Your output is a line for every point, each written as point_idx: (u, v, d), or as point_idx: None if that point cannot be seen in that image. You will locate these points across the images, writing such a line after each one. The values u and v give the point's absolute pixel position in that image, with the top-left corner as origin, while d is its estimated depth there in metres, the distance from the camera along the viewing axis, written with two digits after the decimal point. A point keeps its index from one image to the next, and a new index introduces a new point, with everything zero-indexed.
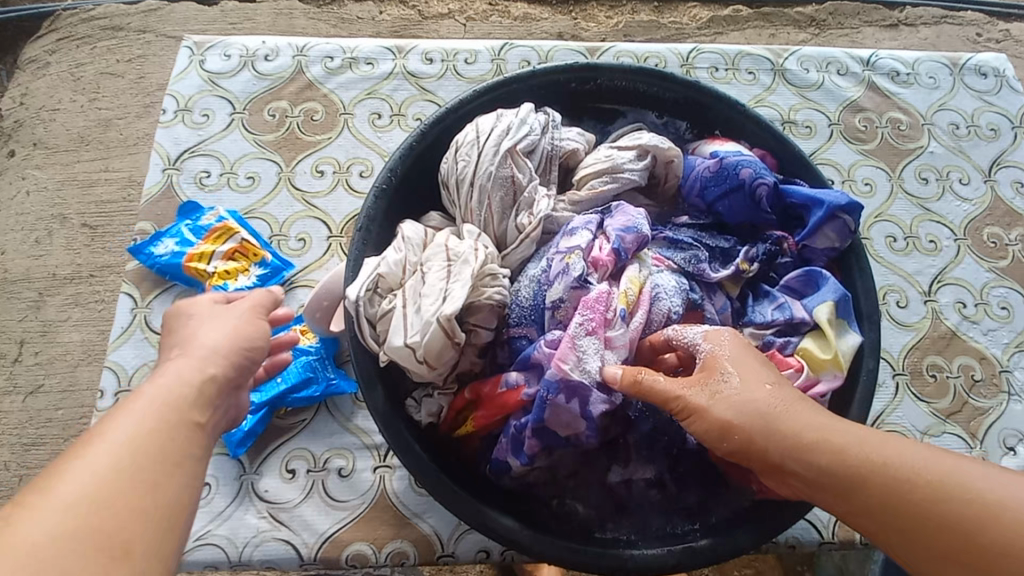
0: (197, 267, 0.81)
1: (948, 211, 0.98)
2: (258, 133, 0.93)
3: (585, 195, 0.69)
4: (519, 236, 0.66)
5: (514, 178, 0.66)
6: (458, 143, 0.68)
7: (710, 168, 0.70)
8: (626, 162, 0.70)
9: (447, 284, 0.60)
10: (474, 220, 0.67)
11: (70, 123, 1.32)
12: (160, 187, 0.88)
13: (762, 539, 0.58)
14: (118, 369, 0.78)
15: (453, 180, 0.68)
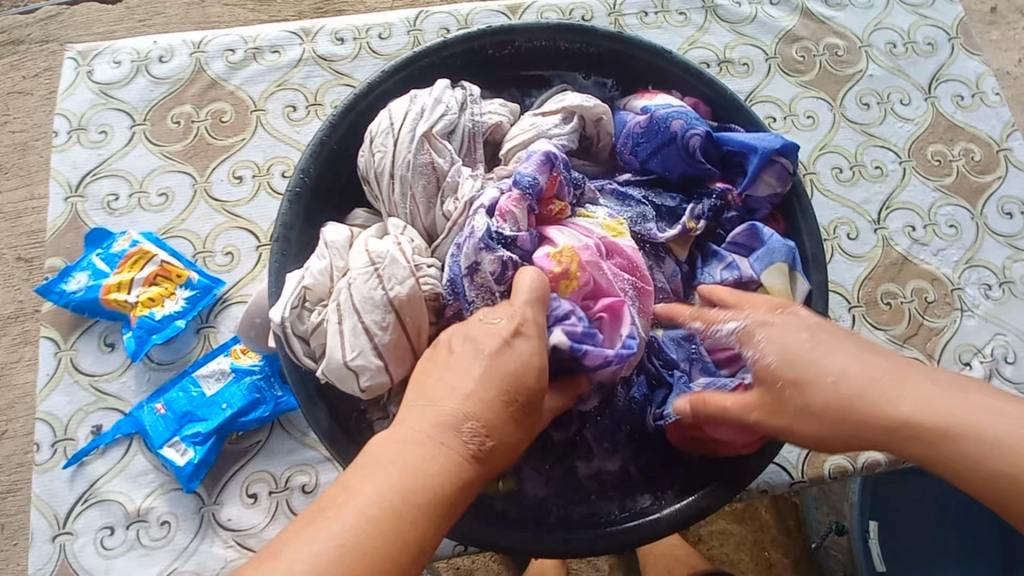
0: (117, 298, 0.76)
1: (890, 135, 0.97)
2: (164, 144, 0.86)
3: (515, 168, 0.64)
4: (447, 225, 0.61)
5: (434, 164, 0.62)
6: (372, 134, 0.63)
7: (641, 124, 0.67)
8: (554, 126, 0.66)
9: (378, 288, 0.56)
10: (400, 212, 0.63)
11: None
12: (65, 218, 0.82)
13: (724, 498, 0.58)
14: (52, 419, 0.73)
15: (371, 174, 0.63)
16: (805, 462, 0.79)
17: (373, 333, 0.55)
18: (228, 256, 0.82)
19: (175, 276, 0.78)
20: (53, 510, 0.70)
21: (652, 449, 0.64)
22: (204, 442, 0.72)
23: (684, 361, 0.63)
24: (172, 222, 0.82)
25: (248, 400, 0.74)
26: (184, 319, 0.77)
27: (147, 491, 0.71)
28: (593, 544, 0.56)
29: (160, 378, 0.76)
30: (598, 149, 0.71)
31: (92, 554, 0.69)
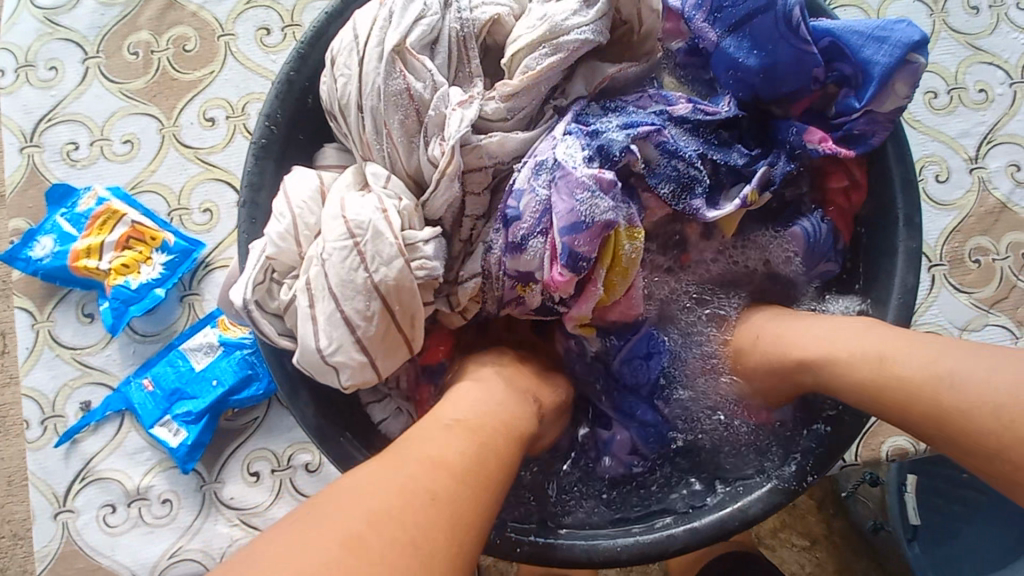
0: (87, 266, 0.68)
1: (1002, 47, 0.77)
2: (123, 81, 0.74)
3: (521, 83, 0.50)
4: (434, 172, 0.50)
5: (411, 91, 0.49)
6: (332, 55, 0.51)
7: None
8: (567, 16, 0.50)
9: (360, 274, 0.46)
10: (375, 155, 0.51)
11: None
12: (23, 172, 0.72)
13: (773, 504, 0.50)
14: (37, 395, 0.69)
15: (337, 106, 0.51)
16: (860, 443, 0.70)
17: (355, 324, 0.47)
18: (207, 214, 0.72)
19: (150, 238, 0.70)
20: (52, 488, 0.67)
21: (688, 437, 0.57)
22: (198, 421, 0.66)
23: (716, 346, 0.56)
24: (141, 174, 0.72)
25: (239, 377, 0.67)
26: (163, 287, 0.69)
27: (146, 469, 0.68)
28: (623, 554, 0.49)
29: (146, 350, 0.69)
30: (639, 37, 0.54)
31: (96, 532, 0.67)
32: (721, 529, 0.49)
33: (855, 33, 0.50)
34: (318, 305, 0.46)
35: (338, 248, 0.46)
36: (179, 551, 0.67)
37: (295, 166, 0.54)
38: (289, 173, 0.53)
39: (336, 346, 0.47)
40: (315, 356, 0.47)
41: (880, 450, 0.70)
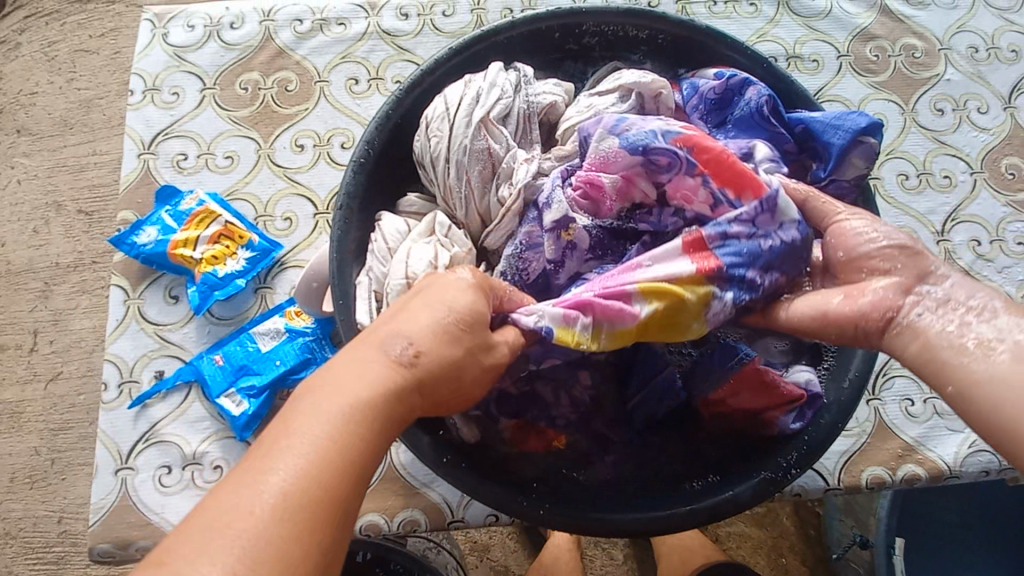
0: (183, 254, 0.79)
1: (964, 143, 0.92)
2: (232, 108, 0.89)
3: (570, 149, 0.66)
4: (501, 210, 0.63)
5: (490, 149, 0.63)
6: (428, 119, 0.65)
7: (715, 89, 0.68)
8: (610, 106, 0.67)
9: None
10: (455, 201, 0.64)
11: (51, 107, 1.27)
12: (137, 173, 0.86)
13: (762, 492, 0.58)
14: (118, 361, 0.78)
15: (428, 158, 0.65)
16: (841, 469, 0.78)
17: None
18: (287, 221, 0.84)
19: (238, 236, 0.82)
20: (117, 445, 0.75)
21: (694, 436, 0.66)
22: (258, 395, 0.75)
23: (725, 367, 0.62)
24: (237, 184, 0.85)
25: (299, 359, 0.76)
26: (244, 278, 0.80)
27: (203, 436, 0.76)
28: (632, 524, 0.57)
29: (218, 332, 0.79)
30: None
31: (150, 490, 0.74)
32: (718, 511, 0.58)
33: (819, 122, 0.65)
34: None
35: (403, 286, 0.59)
36: None
37: (382, 212, 0.67)
38: (379, 217, 0.67)
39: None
40: None
41: (859, 478, 0.78)
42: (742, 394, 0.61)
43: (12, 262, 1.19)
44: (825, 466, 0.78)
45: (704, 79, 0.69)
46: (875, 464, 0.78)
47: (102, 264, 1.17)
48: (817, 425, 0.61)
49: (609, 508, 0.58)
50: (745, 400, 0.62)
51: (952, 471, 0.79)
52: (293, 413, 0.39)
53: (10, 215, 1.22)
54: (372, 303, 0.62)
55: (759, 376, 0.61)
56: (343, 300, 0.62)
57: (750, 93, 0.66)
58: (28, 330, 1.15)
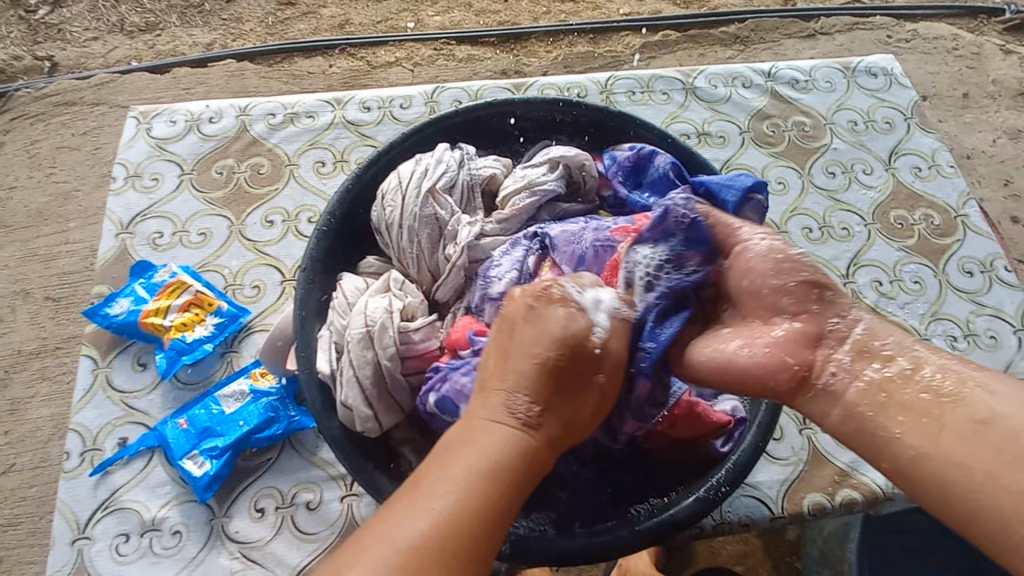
0: (154, 322, 0.84)
1: (856, 199, 1.07)
2: (208, 191, 0.98)
3: (509, 213, 0.75)
4: (448, 266, 0.71)
5: (437, 215, 0.72)
6: (383, 192, 0.74)
7: (629, 159, 0.80)
8: (542, 176, 0.77)
9: (374, 352, 0.65)
10: (407, 260, 0.73)
11: (28, 200, 1.35)
12: (114, 251, 0.92)
13: (699, 511, 0.62)
14: (82, 430, 0.79)
15: (384, 225, 0.74)
16: (783, 496, 0.83)
17: (364, 384, 0.64)
18: (256, 289, 0.91)
19: (208, 304, 0.87)
20: (76, 515, 0.75)
21: (637, 464, 0.70)
22: (221, 455, 0.77)
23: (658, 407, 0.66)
24: (209, 257, 0.92)
25: (263, 417, 0.80)
26: (212, 343, 0.85)
27: (163, 501, 0.76)
28: (579, 552, 0.60)
29: (184, 396, 0.82)
30: (586, 190, 0.82)
31: (104, 562, 0.72)
32: (656, 531, 0.62)
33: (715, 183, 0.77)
34: (345, 370, 0.65)
35: (358, 337, 0.65)
36: None
37: (343, 273, 0.74)
38: (339, 277, 0.74)
39: (355, 402, 0.64)
40: (343, 409, 0.64)
41: (802, 504, 0.82)
42: (678, 425, 0.67)
43: None
44: (768, 495, 0.83)
45: (619, 154, 0.81)
46: (814, 490, 0.83)
47: (66, 349, 1.18)
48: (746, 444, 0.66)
49: (556, 538, 0.62)
50: (685, 430, 0.67)
51: (885, 493, 0.84)
52: (420, 485, 0.42)
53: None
54: (331, 353, 0.67)
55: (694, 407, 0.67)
56: (304, 352, 0.67)
57: (658, 165, 0.78)
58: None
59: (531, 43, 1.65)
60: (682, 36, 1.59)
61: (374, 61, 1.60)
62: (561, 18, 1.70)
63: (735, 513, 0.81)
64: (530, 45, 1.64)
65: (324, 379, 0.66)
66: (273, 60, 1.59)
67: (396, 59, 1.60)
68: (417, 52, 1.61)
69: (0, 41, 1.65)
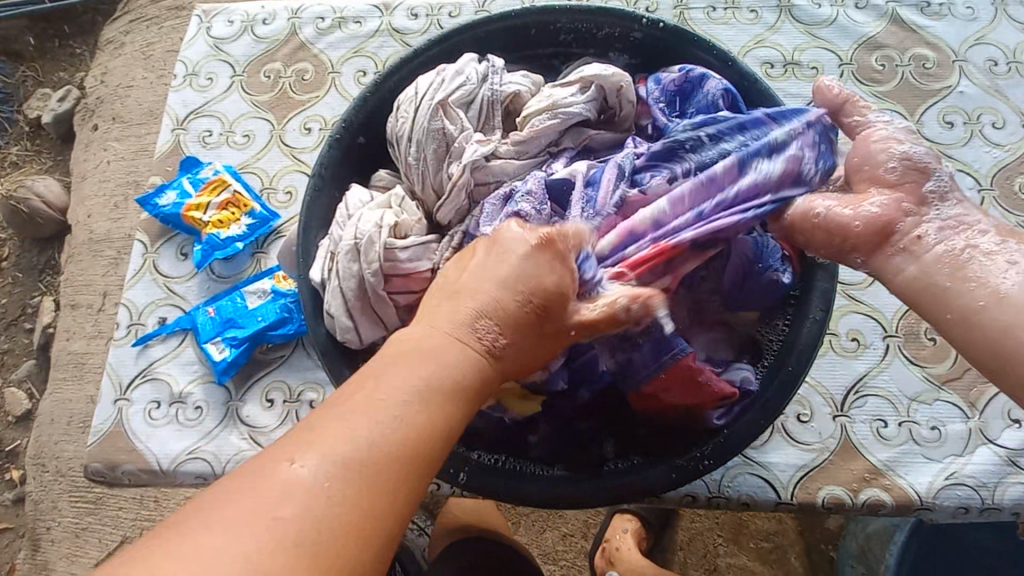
0: (194, 216, 0.90)
1: (974, 158, 0.87)
2: (255, 94, 1.00)
3: (527, 135, 0.69)
4: (449, 184, 0.68)
5: (445, 130, 0.69)
6: (399, 102, 0.71)
7: (675, 81, 0.70)
8: (569, 97, 0.69)
9: (359, 267, 0.65)
10: (413, 176, 0.70)
11: (142, 98, 1.43)
12: (170, 145, 0.98)
13: (674, 482, 0.58)
14: (131, 306, 0.89)
15: (395, 137, 0.71)
16: (796, 483, 0.75)
17: (347, 296, 0.65)
18: (288, 194, 0.93)
19: (242, 205, 0.91)
20: (120, 377, 0.85)
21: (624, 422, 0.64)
22: (239, 345, 0.84)
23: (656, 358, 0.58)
24: (249, 159, 0.96)
25: (278, 317, 0.84)
26: (243, 242, 0.89)
27: (191, 378, 0.85)
28: (539, 495, 0.58)
29: (215, 287, 0.89)
30: (621, 118, 0.73)
31: (140, 421, 0.83)
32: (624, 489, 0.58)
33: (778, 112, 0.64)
34: (334, 280, 0.66)
35: (347, 250, 0.65)
36: (196, 449, 0.81)
37: (353, 184, 0.74)
38: (349, 188, 0.73)
39: (340, 313, 0.65)
40: (327, 316, 0.65)
41: (815, 495, 0.75)
42: (673, 390, 0.59)
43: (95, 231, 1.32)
44: (778, 479, 0.76)
45: (663, 79, 0.71)
46: (834, 483, 0.74)
47: None
48: (743, 420, 0.59)
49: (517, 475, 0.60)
50: (671, 396, 0.59)
51: (923, 502, 0.74)
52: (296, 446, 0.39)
53: (99, 189, 1.35)
54: (325, 262, 0.67)
55: (689, 373, 0.57)
56: (302, 260, 0.69)
57: (706, 94, 0.68)
58: (100, 291, 1.25)
59: None
60: None
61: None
62: None
63: (736, 490, 0.75)
64: None
65: (316, 287, 0.68)
66: None
67: None
68: None
69: None
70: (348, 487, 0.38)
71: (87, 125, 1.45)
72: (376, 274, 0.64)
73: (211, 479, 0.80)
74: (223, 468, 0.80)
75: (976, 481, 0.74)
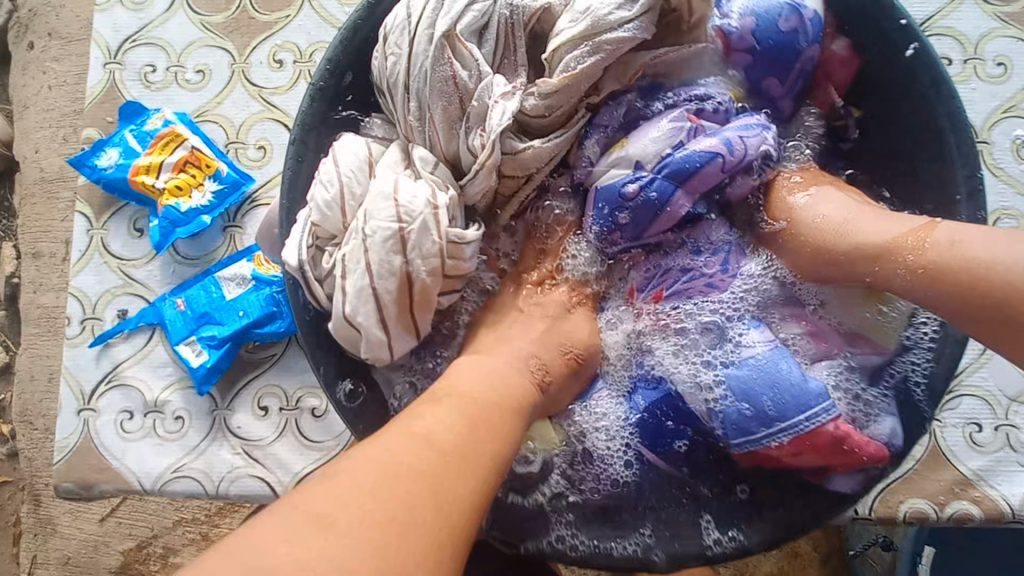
0: (144, 182, 0.71)
1: None
2: (206, 14, 0.77)
3: (562, 80, 0.51)
4: (473, 162, 0.51)
5: (456, 77, 0.50)
6: (385, 30, 0.51)
7: (790, 18, 0.54)
8: (613, 10, 0.50)
9: (403, 258, 0.49)
10: (418, 141, 0.52)
11: (79, 8, 1.13)
12: (103, 86, 0.77)
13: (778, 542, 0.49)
14: (81, 297, 0.73)
15: (386, 83, 0.52)
16: (876, 498, 0.66)
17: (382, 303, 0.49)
18: (261, 150, 0.74)
19: (205, 166, 0.72)
20: (80, 384, 0.72)
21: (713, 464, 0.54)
22: (220, 346, 0.69)
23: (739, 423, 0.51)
24: (208, 104, 0.75)
25: (264, 312, 0.69)
26: (210, 215, 0.72)
27: (166, 384, 0.71)
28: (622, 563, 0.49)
29: (184, 272, 0.72)
30: (690, 26, 0.54)
31: (112, 434, 0.70)
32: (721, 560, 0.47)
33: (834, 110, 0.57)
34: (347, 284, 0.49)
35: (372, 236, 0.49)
36: (181, 467, 0.69)
37: (341, 135, 0.55)
38: (335, 139, 0.55)
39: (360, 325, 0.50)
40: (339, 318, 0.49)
41: (896, 510, 0.66)
42: (806, 454, 0.49)
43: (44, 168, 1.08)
44: None
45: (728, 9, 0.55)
46: (919, 496, 0.65)
47: None
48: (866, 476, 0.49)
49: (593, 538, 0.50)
50: (802, 459, 0.50)
51: (1015, 516, 0.65)
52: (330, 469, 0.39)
53: (43, 119, 1.10)
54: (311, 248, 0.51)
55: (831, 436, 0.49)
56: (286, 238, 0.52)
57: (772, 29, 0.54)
58: (62, 239, 1.05)
59: None
60: None
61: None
62: None
63: None
64: None
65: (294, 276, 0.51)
66: None
67: None
68: None
69: None
70: (392, 497, 0.37)
71: (19, 45, 1.15)
72: (433, 273, 0.50)
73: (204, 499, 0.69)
74: (216, 488, 0.69)
75: None
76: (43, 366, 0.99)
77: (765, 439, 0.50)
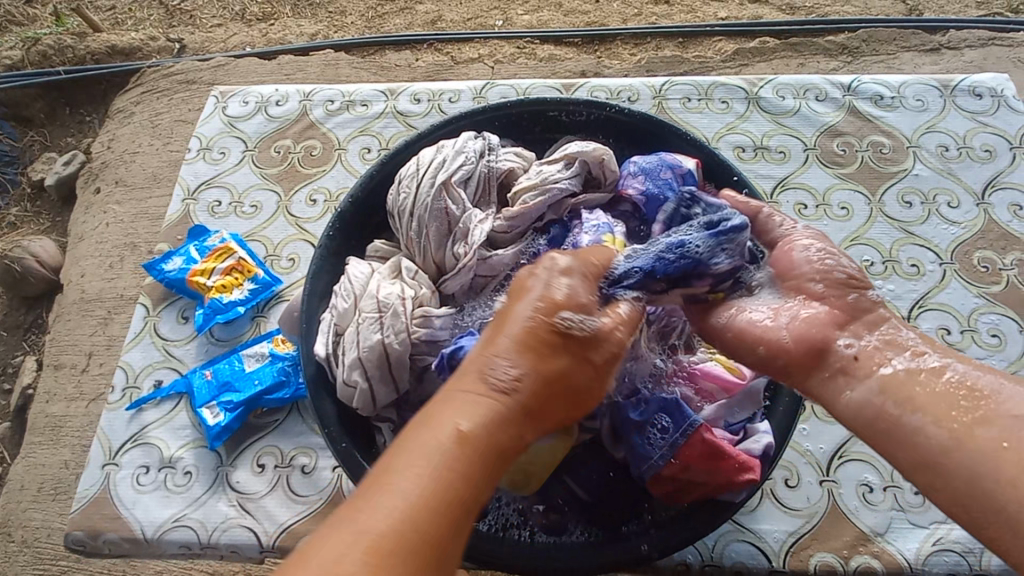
0: (198, 281, 0.93)
1: (933, 234, 0.94)
2: (265, 167, 1.06)
3: (517, 211, 0.75)
4: (456, 265, 0.73)
5: (448, 210, 0.74)
6: (401, 177, 0.76)
7: (677, 172, 0.75)
8: (556, 176, 0.76)
9: (382, 335, 0.68)
10: (415, 250, 0.75)
11: (147, 164, 1.47)
12: (179, 214, 1.03)
13: (681, 543, 0.61)
14: (128, 369, 0.90)
15: (397, 211, 0.76)
16: (788, 551, 0.75)
17: (367, 364, 0.67)
18: (291, 261, 0.97)
19: (246, 271, 0.95)
20: (110, 442, 0.85)
21: (629, 495, 0.67)
22: (234, 409, 0.84)
23: (662, 448, 0.62)
24: (256, 228, 1.00)
25: (275, 380, 0.86)
26: (244, 306, 0.92)
27: (182, 442, 0.85)
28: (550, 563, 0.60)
29: (214, 350, 0.91)
30: (608, 188, 0.79)
31: (128, 487, 0.82)
32: (602, 559, 0.60)
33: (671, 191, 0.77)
34: (348, 353, 0.68)
35: (370, 319, 0.68)
36: (182, 517, 0.80)
37: (351, 257, 0.77)
38: (347, 260, 0.77)
39: (358, 381, 0.67)
40: (341, 383, 0.67)
41: (807, 562, 0.75)
42: (690, 468, 0.62)
43: (86, 291, 1.30)
44: (771, 546, 0.76)
45: (631, 170, 0.77)
46: (825, 548, 0.75)
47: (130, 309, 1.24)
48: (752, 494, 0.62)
49: (528, 546, 0.62)
50: (697, 474, 0.62)
51: (913, 569, 0.74)
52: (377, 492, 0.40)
53: (94, 251, 1.35)
54: (328, 335, 0.70)
55: (706, 448, 0.62)
56: (311, 333, 0.71)
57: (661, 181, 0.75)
58: (85, 351, 1.22)
59: (616, 44, 1.72)
60: (780, 44, 1.58)
61: (458, 56, 1.70)
62: (652, 20, 1.78)
63: (729, 559, 0.75)
64: (614, 47, 1.71)
65: (320, 362, 0.69)
66: (365, 52, 1.71)
67: (479, 55, 1.68)
68: (500, 50, 1.70)
69: (144, 24, 1.93)
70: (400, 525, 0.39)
71: (90, 189, 1.48)
72: (447, 329, 0.70)
73: (195, 549, 0.78)
74: (208, 536, 0.78)
75: (963, 547, 0.75)
76: (36, 476, 1.12)
77: (659, 462, 0.62)
